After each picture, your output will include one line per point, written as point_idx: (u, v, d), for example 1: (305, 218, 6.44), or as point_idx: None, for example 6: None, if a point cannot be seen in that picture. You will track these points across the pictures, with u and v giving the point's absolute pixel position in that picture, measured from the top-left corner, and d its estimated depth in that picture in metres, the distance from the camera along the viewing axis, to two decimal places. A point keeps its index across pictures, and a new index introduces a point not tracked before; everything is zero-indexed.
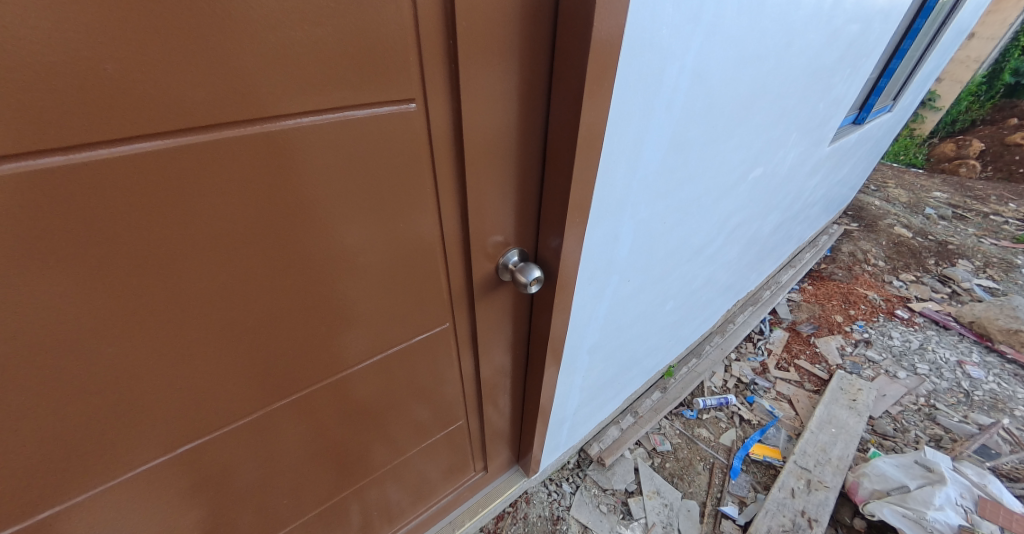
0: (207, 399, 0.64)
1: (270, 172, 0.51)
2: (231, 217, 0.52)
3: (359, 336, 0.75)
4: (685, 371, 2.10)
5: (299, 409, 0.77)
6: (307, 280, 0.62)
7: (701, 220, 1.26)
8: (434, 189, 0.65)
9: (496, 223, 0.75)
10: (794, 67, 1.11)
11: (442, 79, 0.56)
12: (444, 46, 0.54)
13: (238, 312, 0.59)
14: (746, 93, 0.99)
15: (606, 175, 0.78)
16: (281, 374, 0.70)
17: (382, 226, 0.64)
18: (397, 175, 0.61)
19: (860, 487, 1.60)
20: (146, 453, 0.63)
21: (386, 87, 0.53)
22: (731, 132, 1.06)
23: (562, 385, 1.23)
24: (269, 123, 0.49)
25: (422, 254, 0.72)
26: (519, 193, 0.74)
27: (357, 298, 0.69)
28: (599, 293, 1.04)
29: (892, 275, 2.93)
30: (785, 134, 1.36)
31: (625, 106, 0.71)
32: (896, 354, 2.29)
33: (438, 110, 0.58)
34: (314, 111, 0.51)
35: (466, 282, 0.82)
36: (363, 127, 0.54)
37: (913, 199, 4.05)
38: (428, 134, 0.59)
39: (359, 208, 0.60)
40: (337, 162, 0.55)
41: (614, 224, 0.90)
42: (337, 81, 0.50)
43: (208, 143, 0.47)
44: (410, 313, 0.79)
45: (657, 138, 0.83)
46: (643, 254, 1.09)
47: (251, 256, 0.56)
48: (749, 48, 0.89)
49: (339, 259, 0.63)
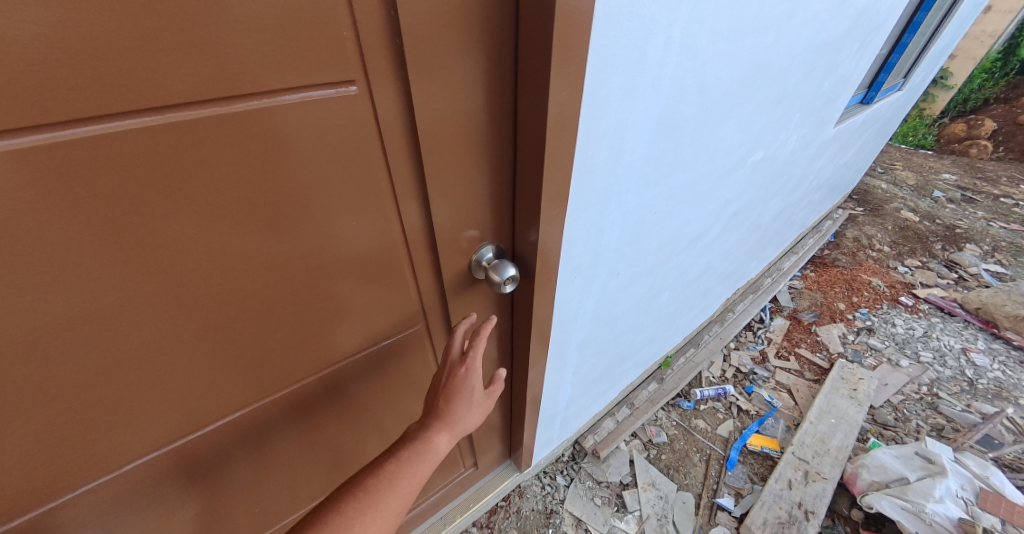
0: (160, 413, 0.61)
1: (210, 161, 0.48)
2: (172, 209, 0.48)
3: (323, 340, 0.72)
4: (682, 361, 2.08)
5: (281, 411, 0.75)
6: (257, 284, 0.59)
7: (698, 206, 1.21)
8: (390, 179, 0.61)
9: (466, 217, 0.71)
10: (796, 41, 1.05)
11: (387, 60, 0.52)
12: (387, 20, 0.49)
13: (182, 321, 0.56)
14: (743, 70, 0.94)
15: (584, 165, 0.73)
16: (244, 381, 0.67)
17: (334, 223, 0.60)
18: (343, 166, 0.56)
19: (859, 478, 1.57)
20: (96, 470, 0.60)
21: (322, 71, 0.49)
22: (728, 113, 1.01)
23: (551, 380, 1.20)
24: (179, 112, 0.44)
25: (382, 249, 0.68)
26: (489, 185, 0.70)
27: (324, 297, 0.66)
28: (586, 287, 1.00)
29: (897, 260, 2.86)
30: (787, 116, 1.30)
31: (603, 87, 0.65)
32: (899, 342, 2.24)
33: (385, 95, 0.54)
34: (234, 100, 0.46)
35: (437, 278, 0.78)
36: (297, 115, 0.50)
37: (920, 182, 3.95)
38: (378, 120, 0.55)
39: (304, 204, 0.56)
40: (270, 154, 0.50)
41: (597, 215, 0.85)
42: (264, 62, 0.45)
43: (111, 135, 0.42)
44: (381, 313, 0.76)
45: (644, 122, 0.78)
46: (632, 246, 1.05)
47: (188, 260, 0.52)
48: (746, 21, 0.84)
49: (295, 258, 0.60)
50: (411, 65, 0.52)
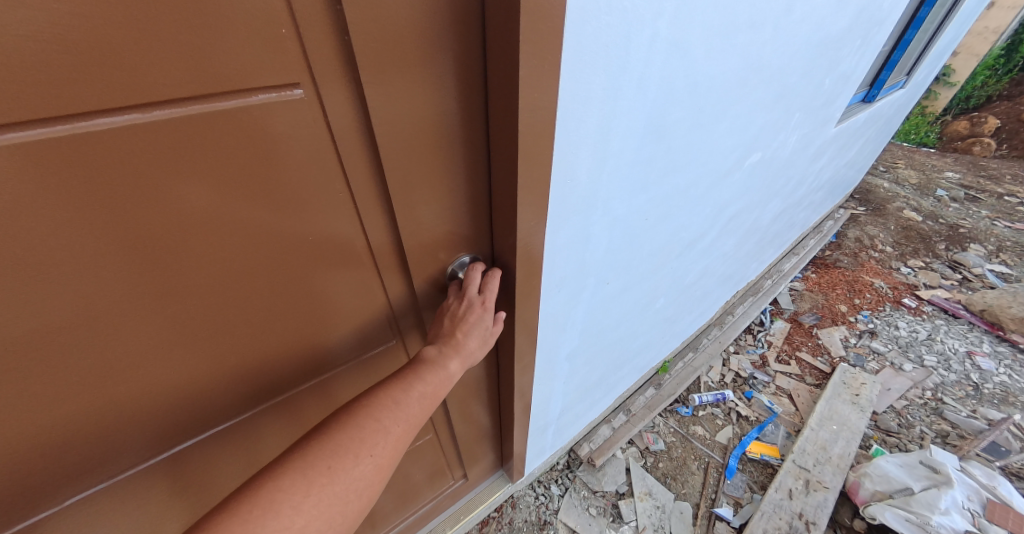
0: (106, 442, 0.57)
1: (193, 159, 0.45)
2: (150, 211, 0.45)
3: (285, 359, 0.67)
4: (681, 366, 2.03)
5: (274, 417, 0.73)
6: (205, 302, 0.54)
7: (693, 210, 1.17)
8: (349, 188, 0.57)
9: (437, 228, 0.68)
10: (794, 37, 1.00)
11: (337, 61, 0.47)
12: (334, 16, 0.45)
13: (118, 348, 0.51)
14: (738, 69, 0.90)
15: (564, 171, 0.69)
16: (197, 406, 0.62)
17: (287, 236, 0.56)
18: (292, 176, 0.52)
19: (862, 487, 1.52)
20: (35, 507, 0.55)
21: (262, 73, 0.44)
22: (722, 114, 0.97)
23: (540, 391, 1.16)
24: (88, 120, 0.39)
25: (344, 262, 0.64)
26: (461, 194, 0.66)
27: (286, 312, 0.63)
28: (573, 297, 0.96)
29: (900, 261, 2.81)
30: (786, 115, 1.25)
31: (582, 88, 0.61)
32: (902, 345, 2.19)
33: (337, 99, 0.50)
34: (155, 105, 0.41)
35: (409, 290, 0.74)
36: (235, 122, 0.45)
37: (923, 180, 3.90)
38: (331, 126, 0.51)
39: (251, 218, 0.52)
40: (206, 164, 0.46)
41: (582, 223, 0.81)
42: (191, 64, 0.41)
43: (13, 147, 0.37)
44: (350, 327, 0.72)
45: (631, 125, 0.74)
46: (623, 252, 1.01)
47: (115, 283, 0.47)
48: (740, 17, 0.79)
49: (246, 274, 0.55)
50: (364, 66, 0.48)
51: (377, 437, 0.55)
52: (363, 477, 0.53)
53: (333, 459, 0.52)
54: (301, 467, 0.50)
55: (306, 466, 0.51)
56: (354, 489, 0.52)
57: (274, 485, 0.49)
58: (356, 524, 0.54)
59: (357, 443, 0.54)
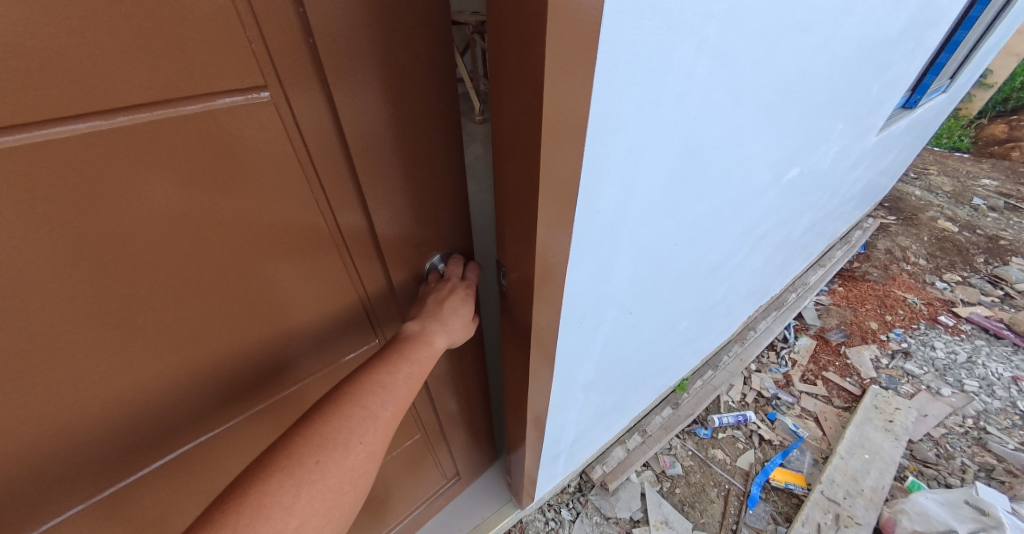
0: (75, 469, 0.54)
1: (189, 158, 0.44)
2: (105, 226, 0.43)
3: (265, 370, 0.65)
4: (699, 384, 1.95)
5: (264, 418, 0.71)
6: (174, 317, 0.52)
7: (724, 231, 1.08)
8: (321, 194, 0.55)
9: (416, 231, 0.67)
10: (846, 42, 0.91)
11: (306, 66, 0.46)
12: (296, 16, 0.43)
13: (82, 369, 0.48)
14: (784, 78, 0.81)
15: (589, 202, 0.61)
16: (175, 423, 0.59)
17: (259, 242, 0.53)
18: (260, 181, 0.49)
19: (898, 525, 1.42)
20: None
21: (223, 75, 0.42)
22: (764, 128, 0.88)
23: (553, 422, 1.08)
24: (36, 130, 0.37)
25: (320, 267, 0.61)
26: (435, 189, 0.64)
27: (262, 323, 0.60)
28: (592, 329, 0.88)
29: (935, 275, 2.65)
30: (829, 126, 1.16)
31: (613, 112, 0.53)
32: (939, 368, 2.05)
33: (306, 105, 0.48)
34: (115, 111, 0.39)
35: (387, 296, 0.71)
36: (197, 128, 0.43)
37: (958, 188, 3.71)
38: (298, 128, 0.49)
39: (219, 225, 0.49)
40: (166, 171, 0.43)
41: (604, 255, 0.74)
42: (144, 63, 0.38)
43: None
44: (329, 336, 0.69)
45: (664, 148, 0.66)
46: (647, 280, 0.93)
47: (72, 298, 0.44)
48: (792, 21, 0.70)
49: (223, 284, 0.53)
50: (330, 64, 0.46)
51: (366, 424, 0.52)
52: (355, 467, 0.50)
53: (322, 451, 0.49)
54: (290, 464, 0.47)
55: (295, 465, 0.47)
56: (350, 478, 0.49)
57: (260, 489, 0.45)
58: (352, 518, 0.51)
59: (345, 434, 0.51)
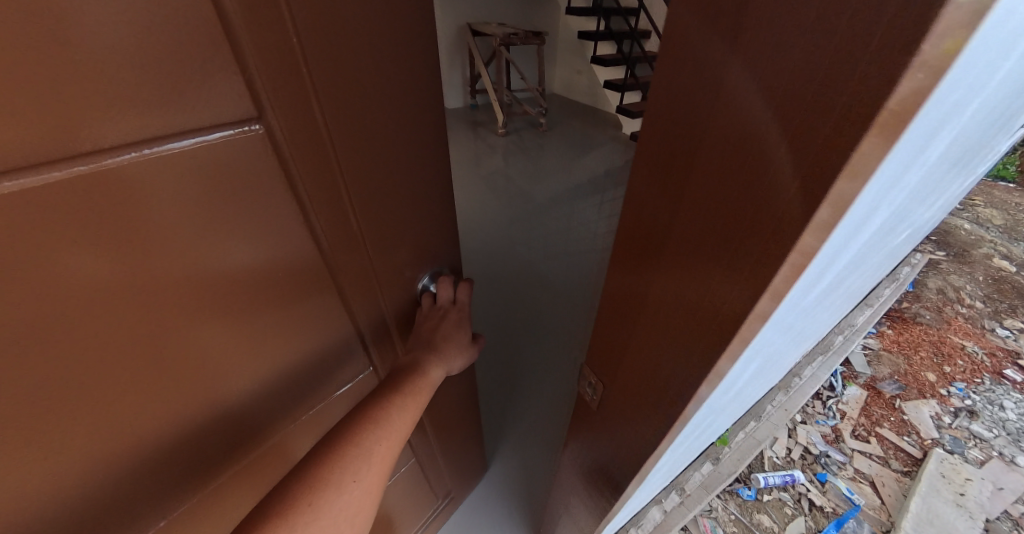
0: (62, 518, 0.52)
1: (181, 191, 0.47)
2: (103, 261, 0.44)
3: (250, 395, 0.66)
4: (741, 437, 1.81)
5: (243, 479, 0.72)
6: (163, 347, 0.52)
7: (827, 304, 0.95)
8: (301, 212, 0.59)
9: (394, 238, 0.74)
10: (1004, 104, 0.78)
11: (298, 90, 0.51)
12: (291, 41, 0.48)
13: (76, 406, 0.48)
14: (952, 155, 0.68)
15: (766, 331, 0.47)
16: (164, 458, 0.59)
17: (249, 265, 0.56)
18: (248, 204, 0.53)
19: None
20: None
21: (216, 108, 0.45)
22: (911, 204, 0.75)
23: (608, 513, 0.92)
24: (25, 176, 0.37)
25: (308, 283, 0.65)
26: (407, 195, 0.72)
27: (251, 347, 0.62)
28: (692, 431, 0.75)
29: (994, 320, 2.45)
30: (943, 183, 1.01)
31: (844, 234, 0.39)
32: (1012, 432, 1.86)
33: (295, 127, 0.52)
34: (108, 151, 0.41)
35: (379, 314, 0.80)
36: (189, 160, 0.46)
37: (1008, 221, 3.50)
38: (289, 151, 0.53)
39: (211, 253, 0.52)
40: (161, 205, 0.46)
41: (743, 368, 0.60)
42: (141, 99, 0.41)
43: None
44: (310, 355, 0.72)
45: (845, 254, 0.53)
46: (757, 373, 0.80)
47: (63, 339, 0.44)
48: (993, 98, 0.58)
49: (193, 328, 0.54)
50: (320, 86, 0.52)
51: (355, 464, 0.62)
52: (346, 506, 0.59)
53: (314, 496, 0.57)
54: (284, 511, 0.55)
55: (286, 511, 0.54)
56: (343, 516, 0.59)
57: None
58: None
59: (339, 476, 0.60)
